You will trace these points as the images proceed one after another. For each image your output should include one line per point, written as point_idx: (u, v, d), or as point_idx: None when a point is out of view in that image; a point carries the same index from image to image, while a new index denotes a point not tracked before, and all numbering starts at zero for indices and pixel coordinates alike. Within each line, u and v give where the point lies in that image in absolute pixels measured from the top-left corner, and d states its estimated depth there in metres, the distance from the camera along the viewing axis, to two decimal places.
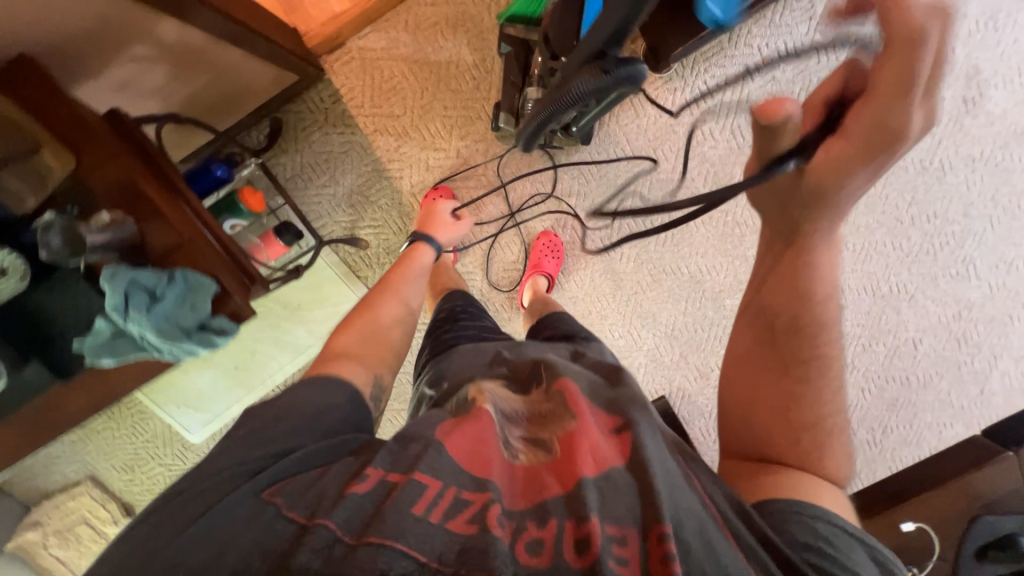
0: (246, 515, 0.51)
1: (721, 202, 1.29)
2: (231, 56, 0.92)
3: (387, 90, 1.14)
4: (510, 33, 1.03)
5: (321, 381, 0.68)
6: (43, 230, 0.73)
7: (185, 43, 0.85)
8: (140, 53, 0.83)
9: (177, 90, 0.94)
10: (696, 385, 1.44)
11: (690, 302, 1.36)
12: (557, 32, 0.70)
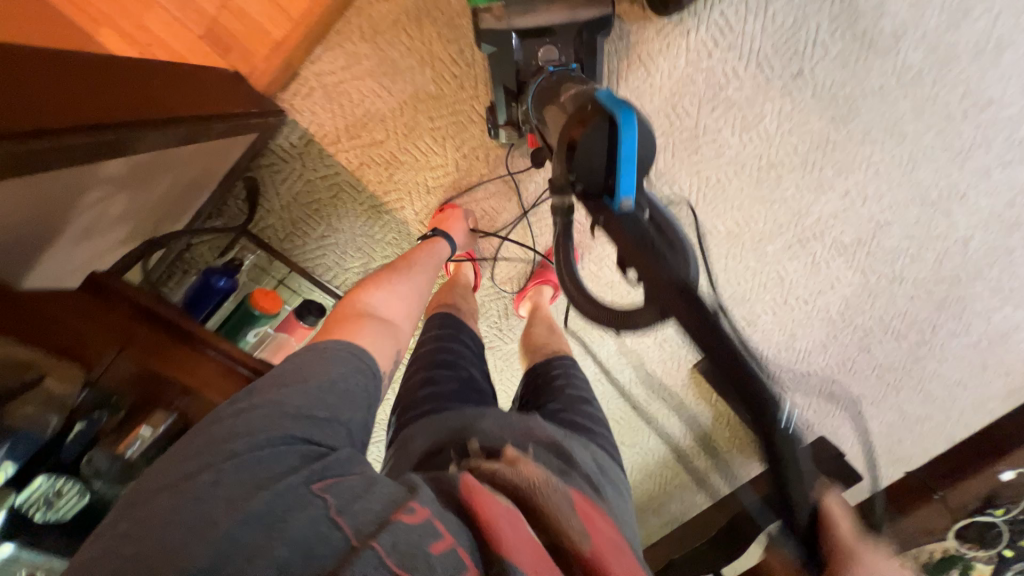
0: (302, 503, 0.58)
1: (752, 147, 1.14)
2: (176, 157, 0.84)
3: (362, 115, 0.98)
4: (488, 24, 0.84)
5: (325, 352, 0.76)
6: (87, 462, 0.78)
7: (136, 164, 0.79)
8: (97, 194, 0.77)
9: (142, 204, 0.88)
10: (744, 333, 1.43)
11: (731, 258, 1.28)
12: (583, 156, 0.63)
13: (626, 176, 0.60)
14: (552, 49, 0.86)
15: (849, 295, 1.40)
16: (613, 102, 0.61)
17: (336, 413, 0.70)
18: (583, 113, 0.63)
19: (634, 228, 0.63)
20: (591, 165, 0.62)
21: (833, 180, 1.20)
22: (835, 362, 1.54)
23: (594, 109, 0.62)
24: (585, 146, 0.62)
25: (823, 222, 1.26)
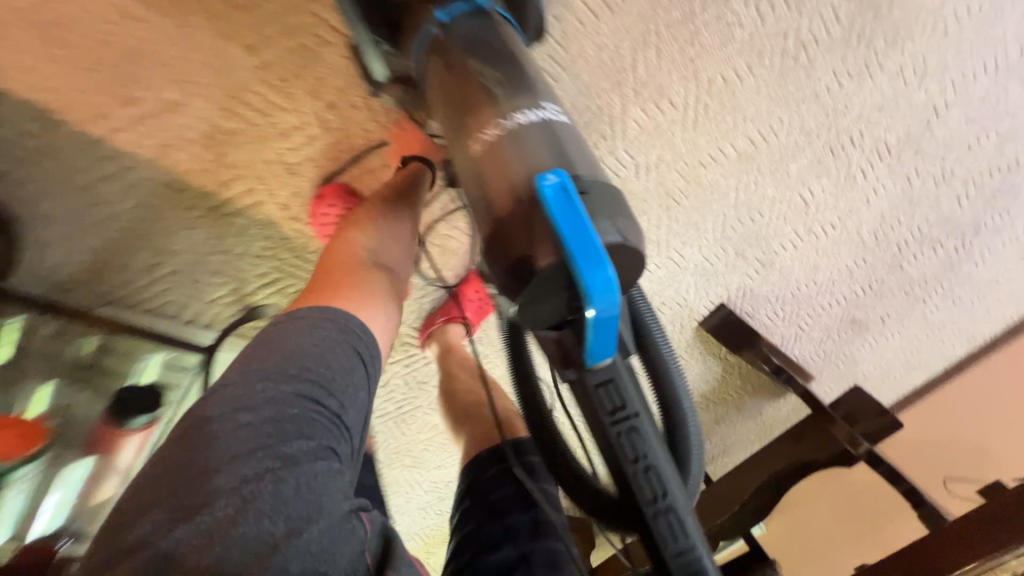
0: (347, 527, 0.57)
1: (773, 21, 0.74)
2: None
3: (127, 66, 0.59)
4: None
5: (318, 342, 0.62)
6: None
7: None
8: None
9: None
10: (759, 277, 1.15)
11: (741, 191, 0.95)
12: (529, 305, 0.37)
13: (603, 339, 0.39)
14: None
15: (885, 209, 1.11)
16: (569, 240, 0.34)
17: (353, 422, 0.65)
18: (528, 248, 0.36)
19: (614, 421, 0.42)
20: (546, 320, 0.39)
21: (885, 55, 0.83)
22: (859, 287, 1.30)
23: (541, 242, 0.36)
24: (533, 305, 0.37)
25: (861, 120, 0.92)
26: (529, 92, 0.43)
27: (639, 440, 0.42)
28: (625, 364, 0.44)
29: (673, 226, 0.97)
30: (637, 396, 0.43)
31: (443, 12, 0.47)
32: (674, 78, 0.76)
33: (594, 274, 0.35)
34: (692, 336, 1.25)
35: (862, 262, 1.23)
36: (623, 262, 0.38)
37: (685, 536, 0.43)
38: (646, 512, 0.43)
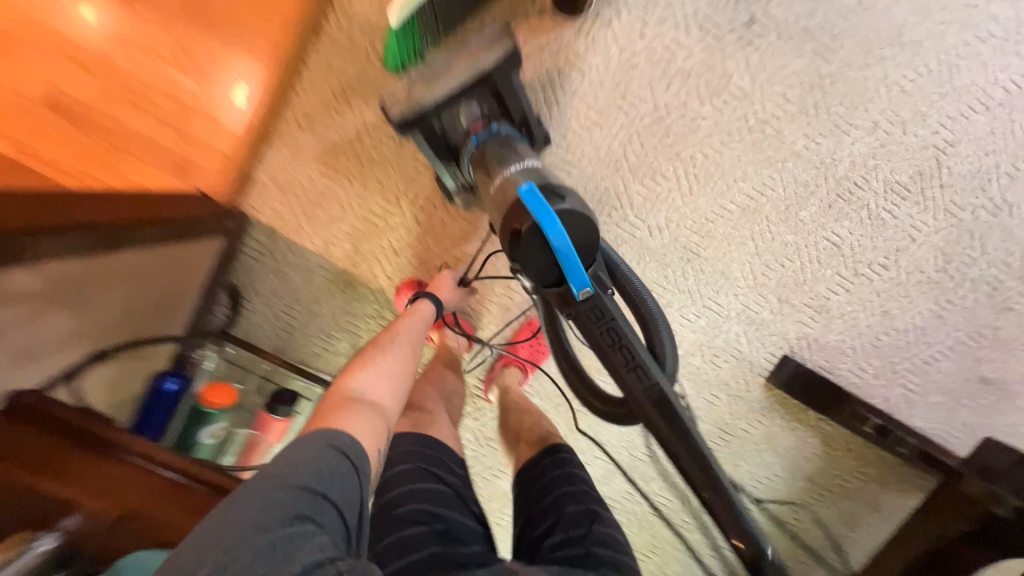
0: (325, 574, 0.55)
1: (732, 110, 1.00)
2: (121, 265, 0.78)
3: (315, 199, 1.02)
4: (399, 109, 0.80)
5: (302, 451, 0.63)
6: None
7: (75, 270, 0.71)
8: (26, 290, 0.64)
9: (93, 321, 0.79)
10: (818, 323, 1.14)
11: (758, 239, 1.07)
12: (526, 259, 0.65)
13: (573, 269, 0.64)
14: (471, 107, 0.84)
15: (941, 244, 1.09)
16: (536, 213, 0.62)
17: (342, 501, 0.63)
18: (516, 225, 0.64)
19: (599, 323, 0.68)
20: (541, 269, 0.65)
21: (852, 115, 1.01)
22: (966, 336, 1.16)
23: (523, 218, 0.63)
24: (529, 258, 0.64)
25: (857, 166, 1.04)
26: (520, 158, 0.75)
27: (613, 331, 0.68)
28: (607, 295, 0.69)
29: (699, 276, 1.10)
30: (619, 317, 0.69)
31: (476, 137, 0.83)
32: (662, 159, 1.02)
33: (554, 227, 0.62)
34: (763, 396, 1.20)
35: (948, 306, 1.14)
36: (578, 222, 0.64)
37: (651, 384, 0.68)
38: (623, 371, 0.69)
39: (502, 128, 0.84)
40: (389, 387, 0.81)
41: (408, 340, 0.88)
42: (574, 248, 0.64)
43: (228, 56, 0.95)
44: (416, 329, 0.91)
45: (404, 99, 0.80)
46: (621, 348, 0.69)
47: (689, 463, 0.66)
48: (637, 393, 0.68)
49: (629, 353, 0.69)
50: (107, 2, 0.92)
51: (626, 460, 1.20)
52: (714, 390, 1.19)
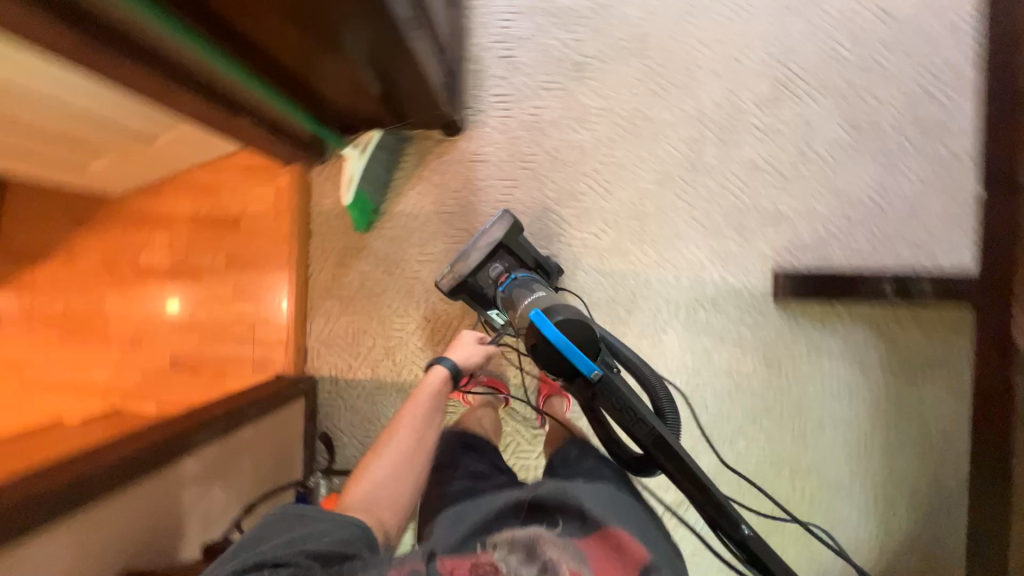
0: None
1: (603, 123, 1.26)
2: (244, 439, 1.09)
3: (353, 340, 1.33)
4: (446, 284, 1.11)
5: (283, 526, 0.71)
6: None
7: (214, 455, 1.02)
8: (192, 472, 0.97)
9: (240, 487, 1.08)
10: (784, 230, 1.23)
11: (685, 195, 1.25)
12: (548, 361, 0.85)
13: (581, 360, 0.83)
14: (493, 267, 1.11)
15: (839, 116, 1.21)
16: (542, 327, 0.83)
17: (319, 549, 0.67)
18: (530, 339, 0.85)
19: (610, 395, 0.84)
20: (560, 366, 0.84)
21: (694, 76, 1.24)
22: (927, 169, 1.20)
23: (536, 334, 0.84)
24: (549, 360, 0.84)
25: (723, 104, 1.23)
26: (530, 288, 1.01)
27: (621, 399, 0.83)
28: (614, 372, 0.85)
29: (657, 247, 1.26)
30: (618, 382, 0.84)
31: (502, 287, 1.08)
32: (574, 182, 1.27)
33: (556, 334, 0.82)
34: (783, 314, 1.24)
35: (888, 156, 1.21)
36: (574, 324, 0.83)
37: (658, 434, 0.82)
38: (633, 428, 0.83)
39: (520, 274, 1.09)
40: (393, 467, 0.91)
41: (416, 424, 0.99)
42: (576, 345, 0.83)
43: (262, 278, 1.33)
44: (423, 407, 1.01)
45: (449, 277, 1.11)
46: (627, 412, 0.83)
47: (692, 488, 0.82)
48: (648, 442, 0.83)
49: (636, 415, 0.83)
50: (177, 288, 1.35)
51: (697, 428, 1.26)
52: (738, 330, 1.25)
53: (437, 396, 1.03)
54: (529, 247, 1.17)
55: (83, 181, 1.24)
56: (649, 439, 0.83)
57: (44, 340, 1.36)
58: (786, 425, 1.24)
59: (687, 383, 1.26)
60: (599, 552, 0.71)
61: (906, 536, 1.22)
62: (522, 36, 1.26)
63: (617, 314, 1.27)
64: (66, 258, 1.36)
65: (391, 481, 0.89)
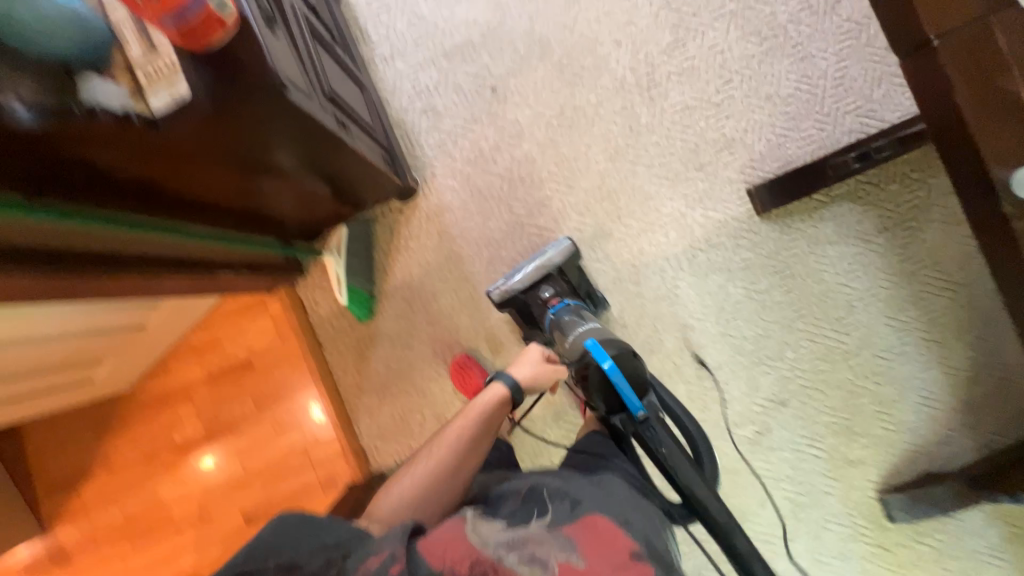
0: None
1: (539, 129, 1.30)
2: None
3: (404, 422, 1.34)
4: (501, 296, 1.20)
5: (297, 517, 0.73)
6: None
7: None
8: None
9: None
10: (739, 151, 1.29)
11: (639, 158, 1.29)
12: (595, 389, 0.88)
13: (631, 396, 0.85)
14: (545, 290, 1.19)
15: (739, 32, 1.28)
16: (599, 359, 0.86)
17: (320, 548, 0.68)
18: (584, 369, 0.88)
19: (654, 440, 0.86)
20: (606, 397, 0.88)
21: (599, 53, 1.29)
22: (837, 44, 1.26)
23: (590, 363, 0.88)
24: (598, 390, 0.88)
25: (636, 66, 1.29)
26: (584, 314, 1.09)
27: (666, 447, 0.85)
28: (658, 420, 0.87)
29: (637, 215, 1.30)
30: (661, 429, 0.86)
31: (552, 309, 1.14)
32: (536, 191, 1.31)
33: (611, 369, 0.86)
34: (773, 225, 1.29)
35: (798, 48, 1.27)
36: (627, 360, 0.87)
37: (694, 485, 0.84)
38: (672, 474, 0.85)
39: (570, 300, 1.16)
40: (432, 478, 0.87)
41: (463, 444, 0.93)
42: (626, 380, 0.86)
43: (295, 404, 1.35)
44: (474, 424, 0.95)
45: (503, 289, 1.19)
46: (668, 466, 0.85)
47: (723, 533, 0.85)
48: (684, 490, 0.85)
49: (676, 470, 0.85)
50: (221, 448, 1.35)
51: (746, 359, 1.30)
52: (741, 257, 1.29)
53: (490, 414, 0.97)
54: (580, 275, 1.25)
55: (94, 391, 1.25)
56: (687, 487, 0.84)
57: (118, 555, 1.34)
58: (821, 319, 1.29)
59: (719, 323, 1.30)
60: (591, 536, 0.72)
61: (970, 367, 1.26)
62: (432, 85, 1.31)
63: (629, 291, 1.30)
64: (105, 469, 1.35)
65: (424, 495, 0.85)
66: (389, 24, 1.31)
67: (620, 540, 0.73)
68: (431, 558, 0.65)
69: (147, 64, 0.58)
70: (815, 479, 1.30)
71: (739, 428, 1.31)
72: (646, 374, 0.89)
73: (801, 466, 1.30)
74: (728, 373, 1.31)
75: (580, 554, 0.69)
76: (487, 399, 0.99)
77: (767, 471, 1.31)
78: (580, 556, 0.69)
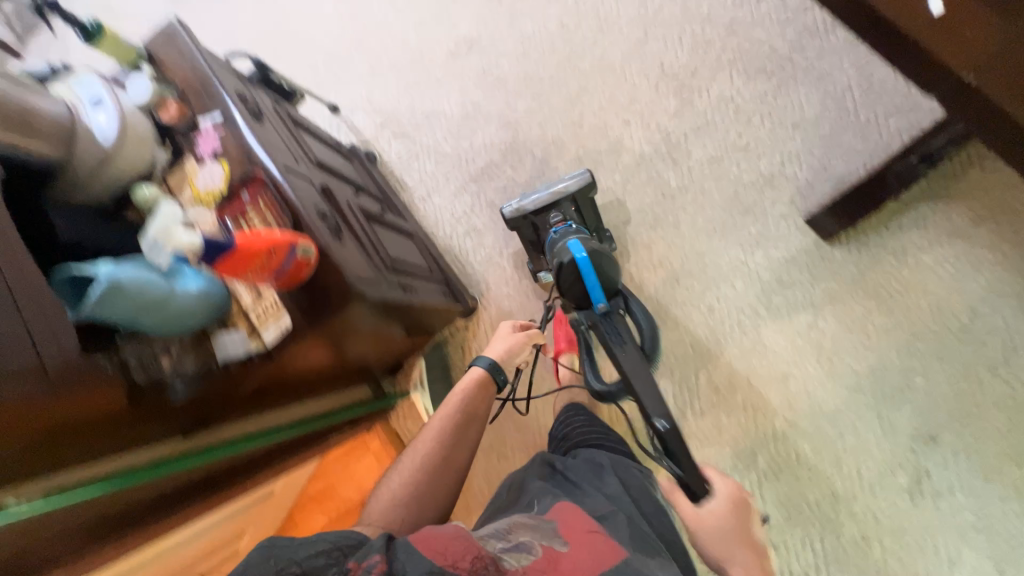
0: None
1: None
2: None
3: None
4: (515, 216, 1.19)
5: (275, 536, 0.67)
6: None
7: None
8: None
9: None
10: (782, 185, 1.25)
11: (680, 219, 1.29)
12: (564, 283, 0.91)
13: (594, 285, 0.88)
14: (550, 216, 1.18)
15: (744, 77, 1.29)
16: (570, 250, 0.90)
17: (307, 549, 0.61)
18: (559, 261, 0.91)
19: (607, 325, 0.89)
20: (573, 290, 0.90)
21: (613, 137, 1.36)
22: (851, 58, 1.24)
23: (566, 253, 0.91)
24: (567, 282, 0.90)
25: (652, 137, 1.33)
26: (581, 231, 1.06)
27: (613, 329, 0.88)
28: (618, 315, 0.89)
29: (696, 275, 1.27)
30: (619, 321, 0.89)
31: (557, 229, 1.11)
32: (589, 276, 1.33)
33: (583, 259, 0.88)
34: (849, 249, 1.20)
35: (812, 72, 1.26)
36: (604, 258, 0.90)
37: (623, 357, 0.86)
38: (610, 349, 0.88)
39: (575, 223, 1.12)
40: (422, 471, 0.88)
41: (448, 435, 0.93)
42: (594, 273, 0.89)
43: None
44: (455, 414, 0.96)
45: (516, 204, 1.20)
46: (602, 338, 0.88)
47: (643, 400, 0.84)
48: (621, 362, 0.86)
49: (608, 346, 0.88)
50: None
51: (868, 398, 1.16)
52: (823, 288, 1.20)
53: (473, 404, 0.98)
54: (591, 211, 1.22)
55: None
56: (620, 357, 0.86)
57: None
58: (942, 334, 1.14)
59: (823, 364, 1.18)
60: (571, 521, 0.71)
61: None
62: (469, 209, 1.43)
63: (711, 352, 1.24)
64: None
65: (415, 490, 0.85)
66: (419, 168, 1.48)
67: (590, 521, 0.72)
68: (426, 555, 0.58)
69: (258, 308, 0.71)
70: (1011, 524, 1.07)
71: (889, 478, 1.13)
72: (617, 276, 0.91)
73: (985, 511, 1.08)
74: (852, 416, 1.16)
75: (562, 539, 0.67)
76: (466, 381, 1.02)
77: (944, 526, 1.10)
78: (562, 541, 0.67)
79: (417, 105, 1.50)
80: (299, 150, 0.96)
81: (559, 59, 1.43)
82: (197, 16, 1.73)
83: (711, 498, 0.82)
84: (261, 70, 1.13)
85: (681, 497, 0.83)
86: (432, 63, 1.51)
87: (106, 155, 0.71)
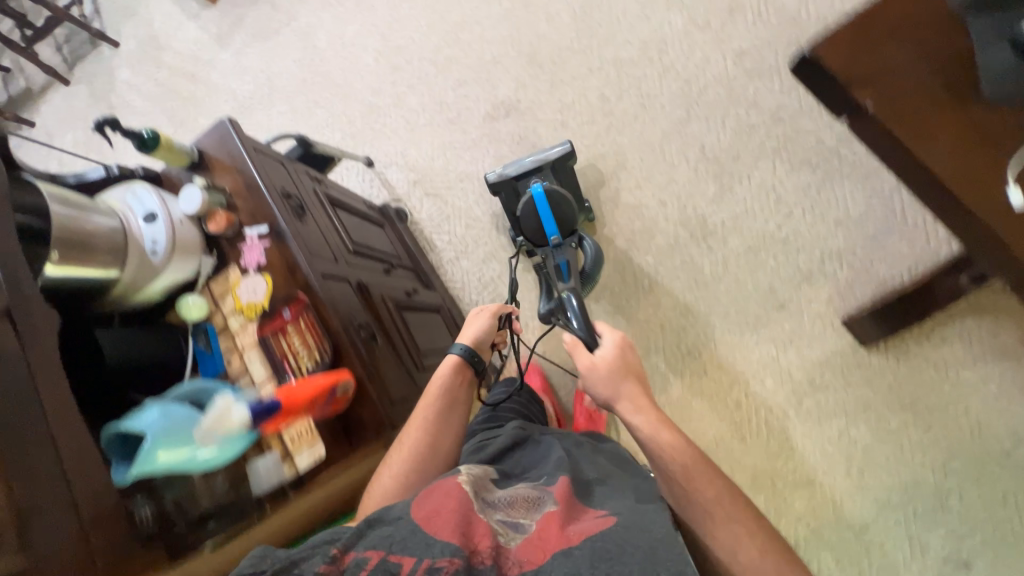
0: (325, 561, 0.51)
1: (602, 297, 1.34)
2: None
3: None
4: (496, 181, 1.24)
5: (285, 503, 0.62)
6: None
7: None
8: None
9: None
10: (819, 283, 1.21)
11: (711, 307, 1.27)
12: (524, 216, 1.15)
13: (546, 215, 1.12)
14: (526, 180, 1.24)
15: (786, 167, 1.26)
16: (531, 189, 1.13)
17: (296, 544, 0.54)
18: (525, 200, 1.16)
19: (553, 248, 1.12)
20: (533, 226, 1.15)
21: (647, 217, 1.34)
22: None
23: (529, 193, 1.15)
24: (526, 213, 1.15)
25: (687, 220, 1.31)
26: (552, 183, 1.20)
27: (557, 247, 1.12)
28: (568, 244, 1.13)
29: (724, 366, 1.25)
30: (565, 247, 1.12)
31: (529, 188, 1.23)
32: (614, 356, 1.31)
33: (540, 195, 1.13)
34: (887, 356, 1.16)
35: (858, 170, 1.22)
36: (561, 197, 1.14)
37: (559, 267, 1.10)
38: (549, 260, 1.12)
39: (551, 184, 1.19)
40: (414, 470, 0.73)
41: (430, 428, 0.77)
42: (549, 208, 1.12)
43: None
44: (436, 405, 0.79)
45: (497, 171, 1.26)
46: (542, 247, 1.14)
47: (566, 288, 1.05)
48: (554, 266, 1.11)
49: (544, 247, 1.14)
50: None
51: (898, 513, 1.12)
52: (857, 394, 1.17)
53: (456, 392, 0.81)
54: (573, 179, 1.25)
55: None
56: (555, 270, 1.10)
57: None
58: (983, 456, 1.09)
59: (852, 473, 1.15)
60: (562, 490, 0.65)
61: None
62: (496, 276, 1.42)
63: (736, 449, 1.21)
64: None
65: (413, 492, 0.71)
66: (449, 230, 1.48)
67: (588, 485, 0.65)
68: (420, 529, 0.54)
69: (293, 432, 0.71)
70: None
71: None
72: (567, 213, 1.14)
73: None
74: (880, 530, 1.12)
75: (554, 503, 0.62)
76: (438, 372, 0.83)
77: None
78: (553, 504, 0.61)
79: (450, 165, 1.50)
80: (337, 238, 0.96)
81: (596, 131, 1.40)
82: (243, 60, 1.76)
83: (602, 345, 0.84)
84: (303, 146, 1.15)
85: (579, 345, 0.84)
86: (466, 124, 1.51)
87: (156, 271, 0.72)
